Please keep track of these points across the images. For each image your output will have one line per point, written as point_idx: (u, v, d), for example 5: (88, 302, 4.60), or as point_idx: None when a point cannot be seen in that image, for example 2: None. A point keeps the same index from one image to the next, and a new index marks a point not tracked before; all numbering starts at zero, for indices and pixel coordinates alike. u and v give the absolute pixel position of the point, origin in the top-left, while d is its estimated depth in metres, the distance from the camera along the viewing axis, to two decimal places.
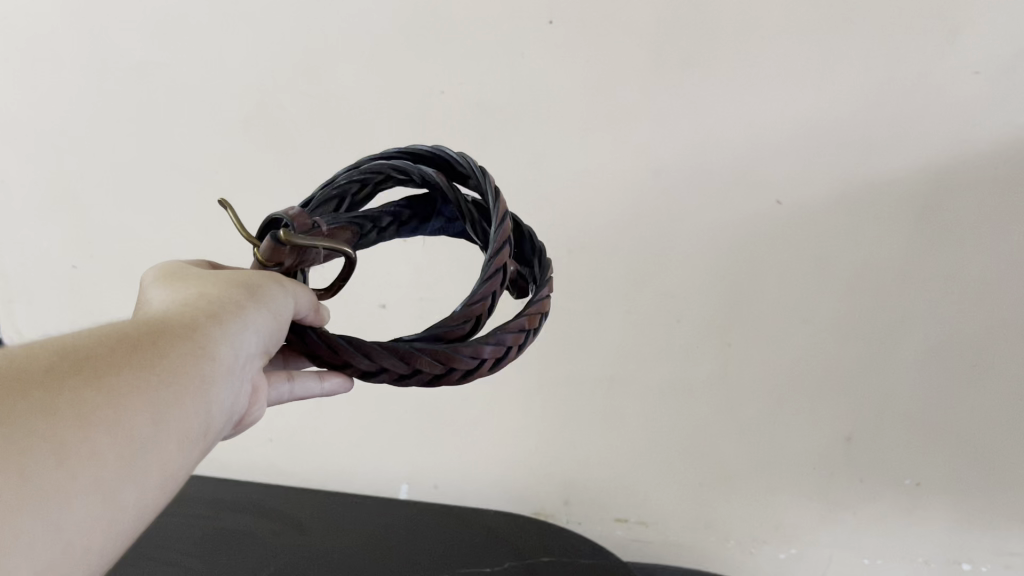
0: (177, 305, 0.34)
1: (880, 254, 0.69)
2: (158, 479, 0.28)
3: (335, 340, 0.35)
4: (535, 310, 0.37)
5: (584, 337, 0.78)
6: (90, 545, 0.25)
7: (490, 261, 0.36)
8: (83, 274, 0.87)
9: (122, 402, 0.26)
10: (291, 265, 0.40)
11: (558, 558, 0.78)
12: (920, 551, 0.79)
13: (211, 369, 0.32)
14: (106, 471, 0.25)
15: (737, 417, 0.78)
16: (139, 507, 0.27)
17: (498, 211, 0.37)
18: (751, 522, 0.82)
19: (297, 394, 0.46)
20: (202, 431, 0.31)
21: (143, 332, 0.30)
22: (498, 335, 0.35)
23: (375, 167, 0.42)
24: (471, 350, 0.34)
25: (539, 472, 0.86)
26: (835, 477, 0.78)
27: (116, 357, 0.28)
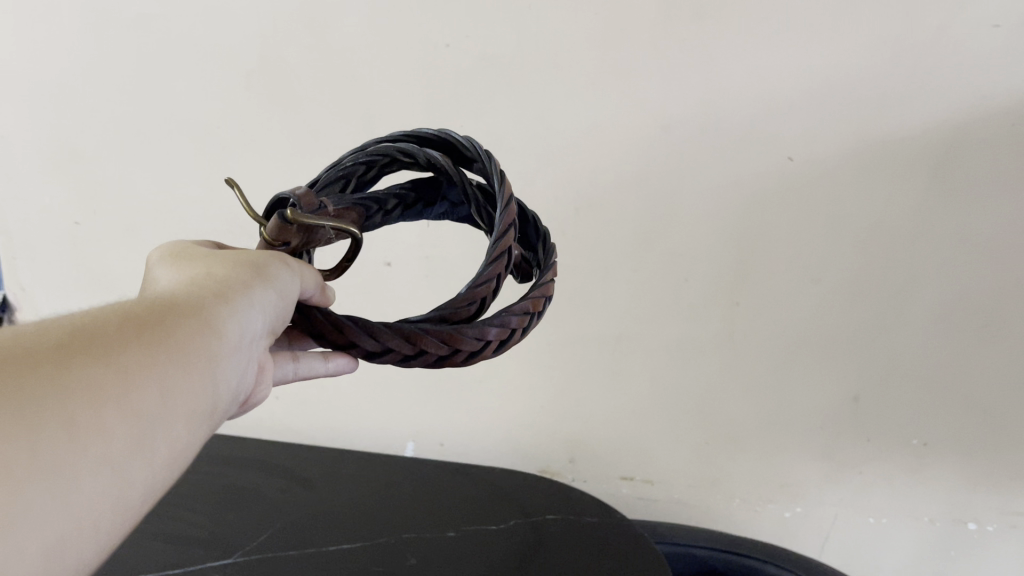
0: (184, 283, 0.34)
1: (892, 214, 0.68)
2: (163, 459, 0.27)
3: (339, 318, 0.34)
4: (537, 293, 0.36)
5: (591, 296, 0.77)
6: (94, 523, 0.25)
7: (495, 244, 0.36)
8: (86, 230, 0.86)
9: (131, 379, 0.26)
10: (298, 245, 0.39)
11: (564, 516, 0.79)
12: (925, 510, 0.79)
13: (218, 347, 0.31)
14: (114, 449, 0.25)
15: (743, 377, 0.78)
16: (145, 485, 0.27)
17: (503, 195, 0.37)
18: (756, 481, 0.82)
19: (304, 374, 0.46)
20: (209, 410, 0.31)
21: (154, 308, 0.30)
22: (503, 317, 0.35)
23: (380, 150, 0.42)
24: (476, 331, 0.34)
25: (545, 430, 0.86)
26: (842, 436, 0.78)
27: (126, 332, 0.28)
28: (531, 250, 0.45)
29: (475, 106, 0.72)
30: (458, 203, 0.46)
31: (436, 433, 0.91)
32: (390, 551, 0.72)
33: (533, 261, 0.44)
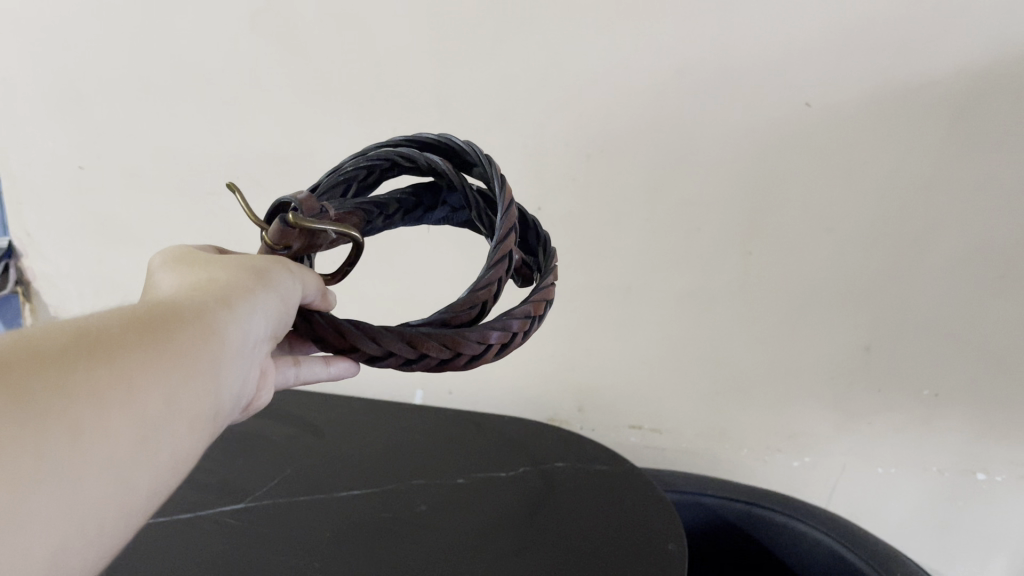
0: (187, 287, 0.34)
1: (910, 163, 0.66)
2: (164, 464, 0.28)
3: (339, 321, 0.34)
4: (539, 297, 0.36)
5: (601, 245, 0.76)
6: (97, 527, 0.25)
7: (496, 247, 0.36)
8: (91, 175, 0.85)
9: (133, 384, 0.26)
10: (299, 249, 0.39)
11: (573, 464, 0.79)
12: (934, 460, 0.79)
13: (220, 351, 0.31)
14: (116, 454, 0.25)
15: (754, 327, 0.77)
16: (144, 491, 0.27)
17: (503, 199, 0.37)
18: (765, 431, 0.82)
19: (307, 378, 0.47)
20: (208, 415, 0.30)
21: (158, 311, 0.30)
22: (504, 320, 0.34)
23: (381, 154, 0.42)
24: (478, 335, 0.33)
25: (554, 379, 0.86)
26: (853, 386, 0.78)
27: (132, 335, 0.27)
28: (532, 255, 0.44)
29: (485, 49, 0.70)
30: (458, 208, 0.45)
31: (445, 382, 0.91)
32: (400, 497, 0.73)
33: (533, 265, 0.44)
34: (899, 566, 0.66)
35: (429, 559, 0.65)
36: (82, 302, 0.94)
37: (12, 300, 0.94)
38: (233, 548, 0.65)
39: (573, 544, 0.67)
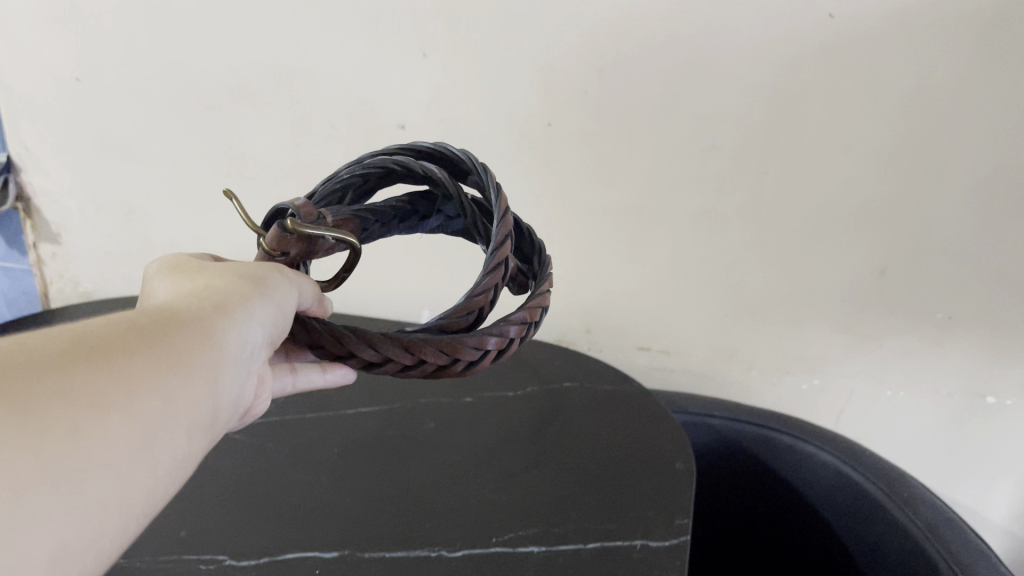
0: (182, 296, 0.35)
1: (935, 80, 0.64)
2: (168, 468, 0.29)
3: (339, 330, 0.36)
4: (534, 303, 0.38)
5: (613, 163, 0.74)
6: (106, 526, 0.26)
7: (493, 254, 0.37)
8: (88, 88, 0.82)
9: (135, 388, 0.27)
10: (297, 255, 0.41)
11: (581, 385, 0.79)
12: (944, 383, 0.78)
13: (218, 357, 0.33)
14: (130, 451, 0.27)
15: (768, 249, 0.76)
16: (152, 492, 0.28)
17: (501, 207, 0.38)
18: (774, 352, 0.82)
19: (301, 386, 0.48)
20: (210, 419, 0.32)
21: (151, 322, 0.31)
22: (502, 327, 0.36)
23: (377, 163, 0.44)
24: (475, 341, 0.36)
25: (561, 301, 0.85)
26: (865, 309, 0.76)
27: (125, 343, 0.29)
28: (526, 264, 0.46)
29: None
30: (452, 217, 0.47)
31: None
32: (408, 417, 0.73)
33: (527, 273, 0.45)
34: (908, 489, 0.67)
35: (439, 478, 0.65)
36: (81, 220, 0.92)
37: (12, 217, 0.91)
38: (244, 469, 0.65)
39: (581, 462, 0.67)
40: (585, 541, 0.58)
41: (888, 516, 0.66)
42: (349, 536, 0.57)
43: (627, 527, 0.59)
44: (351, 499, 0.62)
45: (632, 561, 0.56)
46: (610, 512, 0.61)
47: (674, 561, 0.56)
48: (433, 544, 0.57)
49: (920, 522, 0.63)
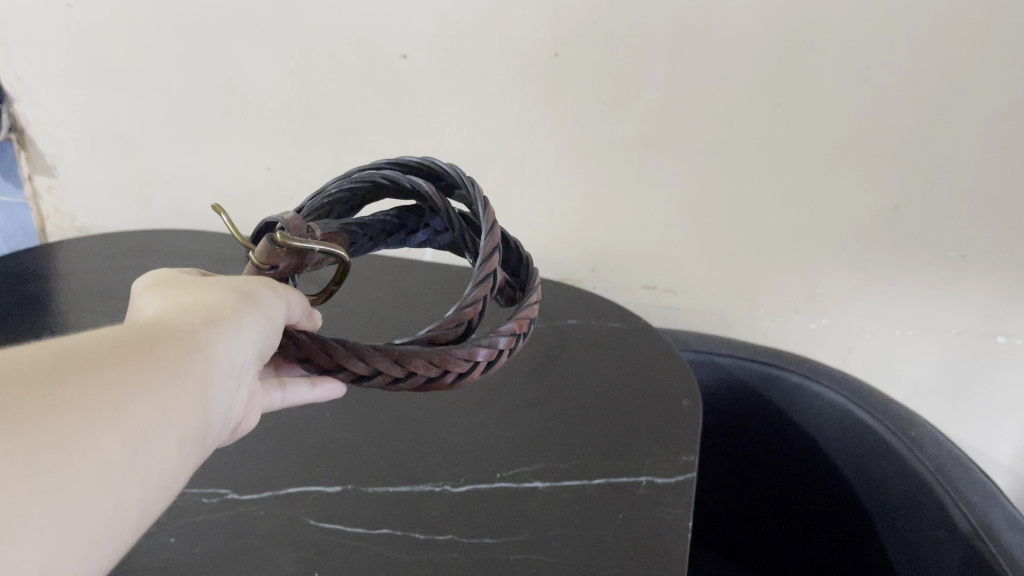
0: (171, 310, 0.35)
1: (956, 7, 0.62)
2: (157, 479, 0.29)
3: (329, 342, 0.36)
4: (521, 314, 0.39)
5: (622, 96, 0.73)
6: (97, 541, 0.27)
7: (481, 266, 0.38)
8: (81, 15, 0.80)
9: (127, 403, 0.28)
10: (287, 268, 0.40)
11: (586, 322, 0.78)
12: (954, 324, 0.77)
13: (211, 370, 0.33)
14: (121, 465, 0.27)
15: (778, 185, 0.74)
16: (141, 507, 0.29)
17: (487, 220, 0.39)
18: (783, 291, 0.81)
19: (290, 403, 0.46)
20: (200, 433, 0.32)
21: (142, 334, 0.32)
22: (492, 338, 0.37)
23: (364, 178, 0.44)
24: (465, 352, 0.36)
25: (568, 238, 0.84)
26: (876, 247, 0.75)
27: (117, 356, 0.29)
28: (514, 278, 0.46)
29: None
30: (439, 232, 0.47)
31: None
32: None
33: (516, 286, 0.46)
34: (916, 427, 0.66)
35: (442, 415, 0.65)
36: (78, 152, 0.90)
37: (6, 147, 0.91)
38: None
39: (586, 398, 0.66)
40: (587, 478, 0.57)
41: (895, 455, 0.65)
42: (353, 472, 0.58)
43: (631, 463, 0.59)
44: (353, 438, 0.61)
45: (637, 498, 0.55)
46: (613, 449, 0.60)
47: (679, 498, 0.55)
48: (435, 479, 0.57)
49: (927, 461, 0.62)
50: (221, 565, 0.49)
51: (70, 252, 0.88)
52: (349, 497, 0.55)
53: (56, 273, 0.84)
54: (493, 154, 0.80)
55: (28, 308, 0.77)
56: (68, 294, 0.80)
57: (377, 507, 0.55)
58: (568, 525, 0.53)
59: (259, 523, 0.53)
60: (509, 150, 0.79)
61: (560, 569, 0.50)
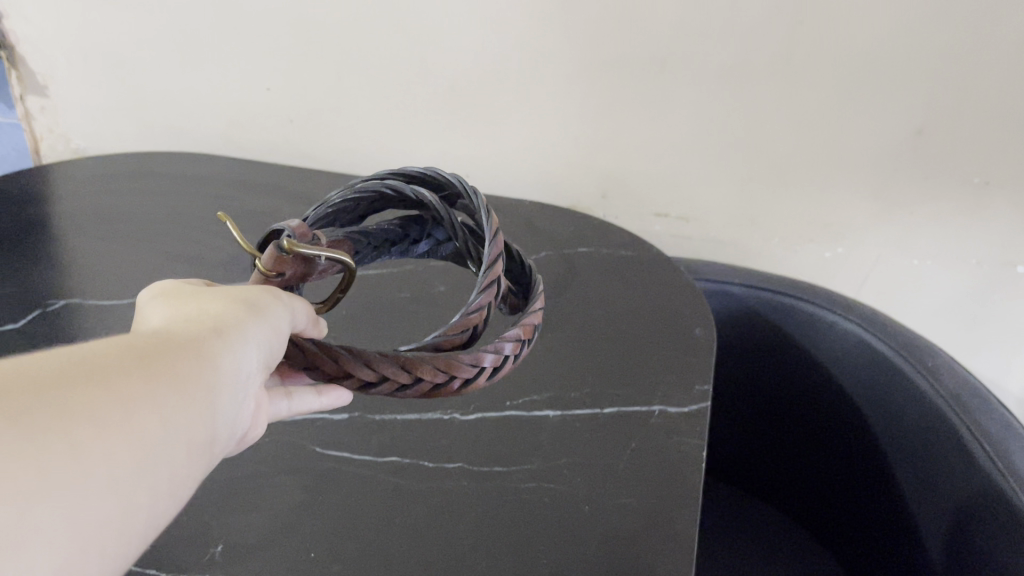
0: (178, 318, 0.35)
1: None
2: (167, 486, 0.30)
3: (336, 349, 0.40)
4: (522, 323, 0.45)
5: (636, 13, 0.69)
6: (107, 545, 0.27)
7: (485, 276, 0.43)
8: None
9: (136, 410, 0.29)
10: (293, 276, 0.42)
11: (596, 250, 0.76)
12: (973, 253, 0.76)
13: (219, 377, 0.34)
14: (132, 471, 0.28)
15: (797, 108, 0.72)
16: (152, 511, 0.29)
17: (492, 229, 0.45)
18: (799, 219, 0.79)
19: (295, 412, 0.44)
20: (210, 441, 0.33)
21: (151, 342, 0.32)
22: (497, 345, 0.42)
23: (370, 188, 0.52)
24: (470, 359, 0.41)
25: (578, 163, 0.82)
26: (897, 173, 0.73)
27: (126, 363, 0.30)
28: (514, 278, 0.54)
29: None
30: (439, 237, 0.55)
31: (463, 164, 0.86)
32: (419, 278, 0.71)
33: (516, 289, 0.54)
34: (932, 355, 0.64)
35: None
36: (70, 70, 0.87)
37: None
38: None
39: (598, 326, 0.65)
40: (598, 406, 0.56)
41: (910, 385, 0.64)
42: (359, 399, 0.57)
43: (643, 391, 0.58)
44: None
45: (648, 427, 0.54)
46: (624, 376, 0.59)
47: (693, 427, 0.54)
48: (445, 408, 0.56)
49: (944, 391, 0.61)
50: (225, 494, 0.49)
51: (64, 174, 0.86)
52: (356, 425, 0.54)
53: (51, 195, 0.82)
54: (501, 73, 0.77)
55: (23, 231, 0.76)
56: (65, 219, 0.78)
57: (383, 435, 0.54)
58: (579, 454, 0.52)
59: (264, 449, 0.52)
60: (518, 69, 0.76)
61: (571, 499, 0.49)
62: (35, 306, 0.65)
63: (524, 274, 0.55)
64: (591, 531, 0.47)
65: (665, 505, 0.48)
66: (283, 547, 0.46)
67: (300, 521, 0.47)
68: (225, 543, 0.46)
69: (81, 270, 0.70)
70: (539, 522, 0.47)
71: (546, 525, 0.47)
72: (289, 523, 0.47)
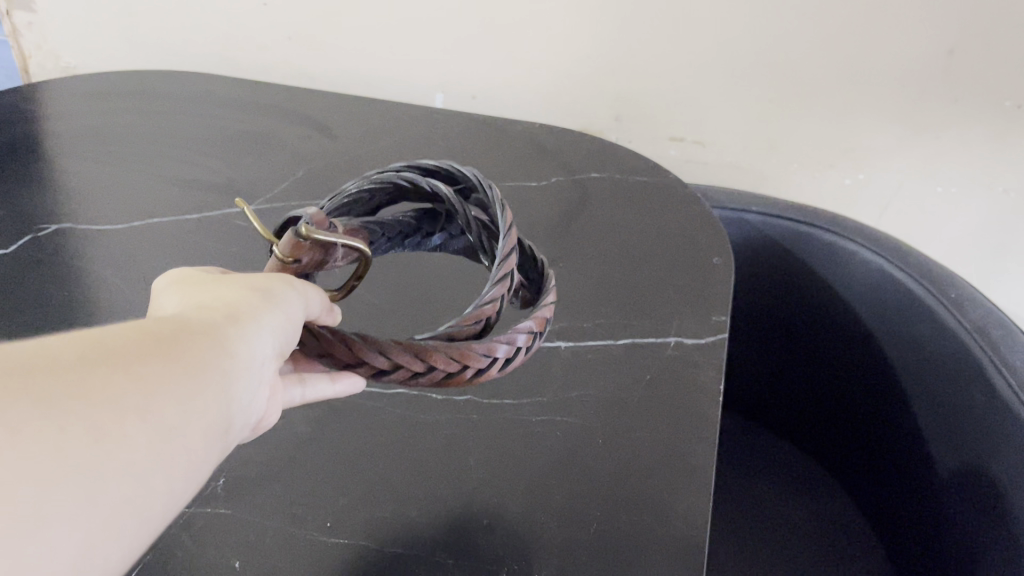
0: (191, 306, 0.33)
1: None
2: (187, 473, 0.28)
3: (348, 335, 0.37)
4: (539, 315, 0.43)
5: None
6: (123, 533, 0.26)
7: (500, 266, 0.41)
8: None
9: (154, 396, 0.27)
10: (309, 263, 0.40)
11: (609, 175, 0.73)
12: (1000, 180, 0.73)
13: (238, 364, 0.32)
14: (151, 459, 0.26)
15: (822, 27, 0.68)
16: (170, 499, 0.28)
17: (507, 220, 0.44)
18: (819, 145, 0.76)
19: (307, 399, 0.42)
20: (229, 429, 0.31)
21: (166, 325, 0.31)
22: (513, 337, 0.40)
23: (385, 180, 0.49)
24: (485, 349, 0.39)
25: (590, 84, 0.78)
26: (926, 95, 0.70)
27: (140, 346, 0.28)
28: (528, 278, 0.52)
29: None
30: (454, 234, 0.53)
31: (469, 84, 0.82)
32: None
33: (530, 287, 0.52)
34: (956, 287, 0.62)
35: (462, 266, 0.61)
36: None
37: None
38: (248, 253, 0.61)
39: (614, 255, 0.63)
40: (613, 338, 0.54)
41: (932, 318, 0.62)
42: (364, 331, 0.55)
43: (659, 323, 0.55)
44: (367, 287, 0.58)
45: (664, 360, 0.52)
46: (639, 308, 0.57)
47: (710, 359, 0.52)
48: None
49: (966, 323, 0.59)
50: None
51: (54, 94, 0.82)
52: None
53: (41, 116, 0.79)
54: None
55: (13, 153, 0.73)
56: (55, 140, 0.75)
57: None
58: (593, 388, 0.50)
59: None
60: None
61: (584, 433, 0.47)
62: (26, 231, 0.63)
63: (535, 269, 0.51)
64: (607, 465, 0.45)
65: (683, 440, 0.47)
66: (288, 482, 0.44)
67: (304, 455, 0.46)
68: (228, 477, 0.44)
69: (74, 194, 0.68)
70: (552, 457, 0.46)
71: (560, 460, 0.46)
72: (293, 457, 0.46)
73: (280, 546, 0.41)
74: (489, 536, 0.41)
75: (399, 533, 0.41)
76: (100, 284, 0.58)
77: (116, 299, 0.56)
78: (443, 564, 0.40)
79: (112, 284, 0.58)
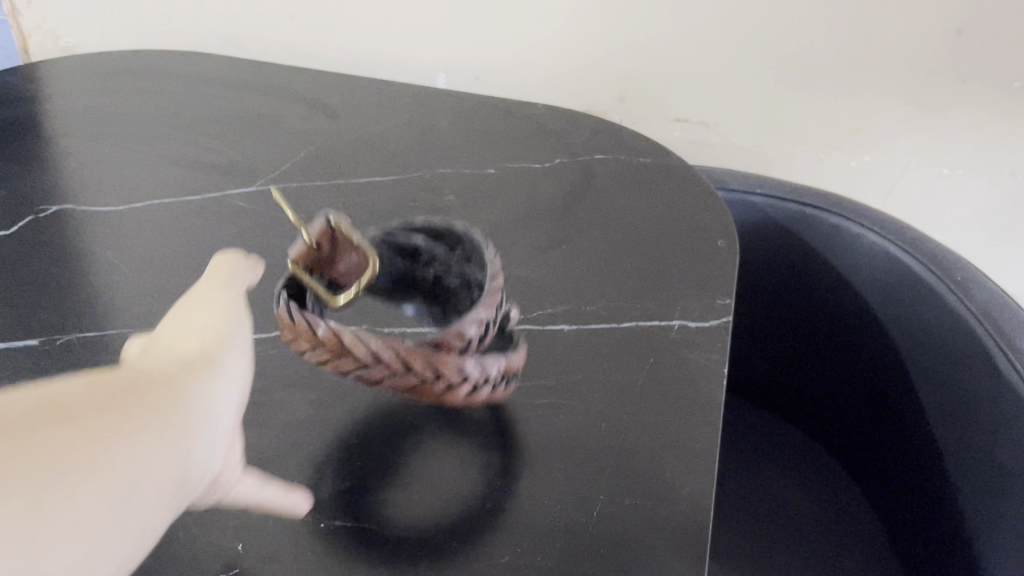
0: (151, 360, 0.33)
1: None
2: (134, 533, 0.28)
3: (342, 329, 0.41)
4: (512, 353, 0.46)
5: None
6: None
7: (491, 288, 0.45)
8: None
9: (109, 453, 0.27)
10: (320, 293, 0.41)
11: (613, 157, 0.72)
12: (1008, 162, 0.73)
13: (192, 420, 0.32)
14: (96, 519, 0.26)
15: (830, 7, 0.67)
16: (116, 559, 0.27)
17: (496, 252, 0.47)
18: (826, 126, 0.75)
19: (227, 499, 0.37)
20: (182, 484, 0.31)
21: (120, 376, 0.30)
22: (485, 363, 0.43)
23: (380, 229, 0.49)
24: (459, 372, 0.42)
25: (594, 64, 0.77)
26: (935, 76, 0.69)
27: (97, 397, 0.28)
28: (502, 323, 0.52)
29: None
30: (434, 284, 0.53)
31: (472, 64, 0.81)
32: (428, 187, 0.68)
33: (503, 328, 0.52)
34: (962, 269, 0.62)
35: None
36: None
37: None
38: (250, 236, 0.61)
39: (618, 237, 0.62)
40: (616, 320, 0.54)
41: (937, 300, 0.61)
42: None
43: (663, 306, 0.55)
44: None
45: (668, 343, 0.52)
46: (643, 291, 0.57)
47: (715, 341, 0.52)
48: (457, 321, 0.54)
49: (973, 306, 0.59)
50: None
51: (54, 73, 0.82)
52: None
53: (41, 96, 0.78)
54: None
55: (13, 134, 0.72)
56: (55, 121, 0.74)
57: None
58: (596, 371, 0.50)
59: (267, 362, 0.50)
60: None
61: (588, 417, 0.47)
62: (27, 212, 0.63)
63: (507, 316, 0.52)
64: (611, 449, 0.45)
65: (687, 423, 0.46)
66: (290, 465, 0.44)
67: (307, 437, 0.46)
68: None
69: (75, 175, 0.67)
70: (555, 440, 0.45)
71: (564, 443, 0.45)
72: (296, 439, 0.45)
73: (284, 529, 0.41)
74: (492, 520, 0.41)
75: (402, 516, 0.41)
76: (101, 266, 0.57)
77: (117, 282, 0.56)
78: (446, 547, 0.40)
79: (113, 266, 0.58)
